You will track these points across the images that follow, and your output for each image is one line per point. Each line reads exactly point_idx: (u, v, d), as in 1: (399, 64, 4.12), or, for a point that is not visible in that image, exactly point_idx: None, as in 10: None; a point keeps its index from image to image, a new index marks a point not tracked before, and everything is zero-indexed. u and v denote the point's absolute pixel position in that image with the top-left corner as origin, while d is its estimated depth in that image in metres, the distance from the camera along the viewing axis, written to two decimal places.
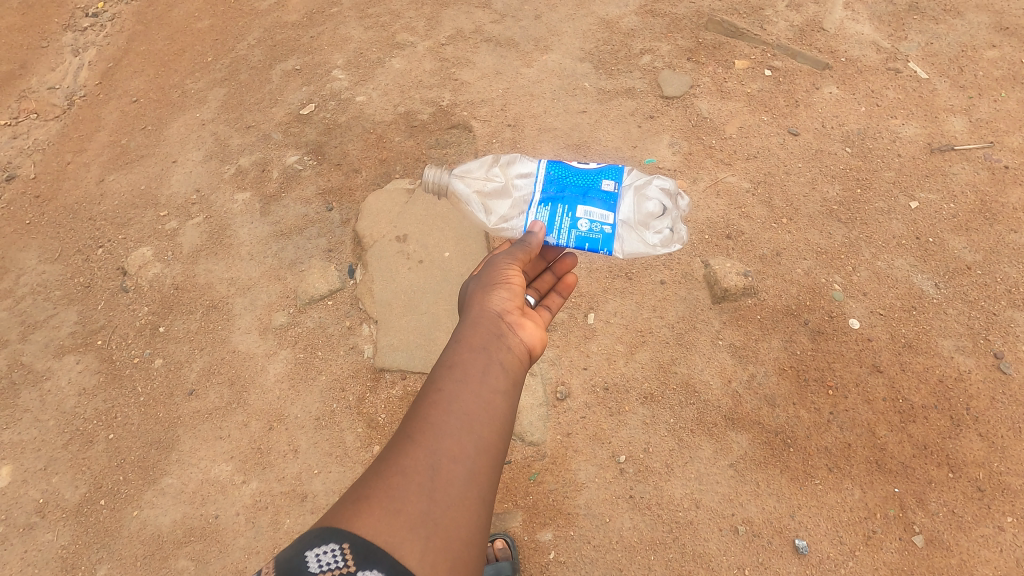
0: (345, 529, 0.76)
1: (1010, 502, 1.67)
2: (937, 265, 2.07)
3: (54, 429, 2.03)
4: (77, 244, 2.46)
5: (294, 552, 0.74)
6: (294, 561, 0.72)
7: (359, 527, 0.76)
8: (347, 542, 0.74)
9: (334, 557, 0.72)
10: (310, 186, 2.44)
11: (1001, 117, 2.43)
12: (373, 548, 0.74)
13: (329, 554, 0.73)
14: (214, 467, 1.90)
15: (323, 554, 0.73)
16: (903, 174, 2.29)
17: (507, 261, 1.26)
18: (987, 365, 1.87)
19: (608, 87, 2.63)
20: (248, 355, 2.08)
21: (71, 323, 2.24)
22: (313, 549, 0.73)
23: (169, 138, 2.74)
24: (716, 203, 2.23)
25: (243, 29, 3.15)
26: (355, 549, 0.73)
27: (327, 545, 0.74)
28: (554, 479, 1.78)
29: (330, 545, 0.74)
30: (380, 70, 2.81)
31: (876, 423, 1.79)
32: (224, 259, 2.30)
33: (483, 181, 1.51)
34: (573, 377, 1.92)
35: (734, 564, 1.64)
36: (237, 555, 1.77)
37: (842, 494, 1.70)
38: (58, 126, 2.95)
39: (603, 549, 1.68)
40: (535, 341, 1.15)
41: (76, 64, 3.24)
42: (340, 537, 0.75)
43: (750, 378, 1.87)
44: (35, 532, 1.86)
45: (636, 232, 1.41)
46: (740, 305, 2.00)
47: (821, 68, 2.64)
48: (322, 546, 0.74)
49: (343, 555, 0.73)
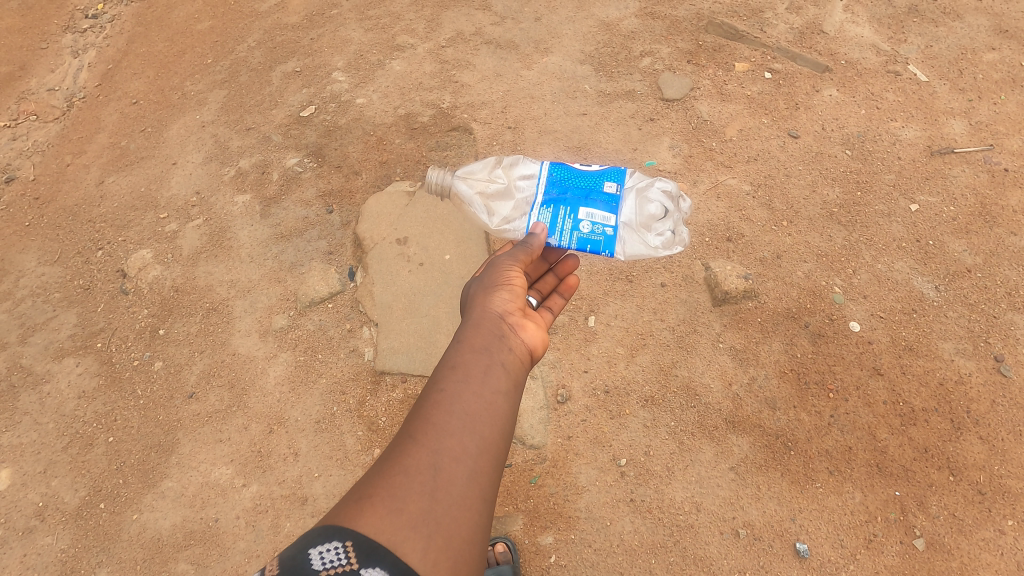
0: (348, 527, 0.76)
1: (1010, 506, 1.67)
2: (937, 268, 2.07)
3: (53, 432, 2.02)
4: (77, 246, 2.45)
5: (298, 549, 0.74)
6: (298, 559, 0.72)
7: (361, 526, 0.76)
8: (350, 540, 0.74)
9: (337, 554, 0.72)
10: (310, 189, 2.44)
11: (1000, 119, 2.44)
12: (375, 546, 0.74)
13: (332, 551, 0.73)
14: (214, 471, 1.90)
15: (327, 552, 0.73)
16: (903, 177, 2.29)
17: (509, 262, 1.26)
18: (987, 368, 1.87)
19: (608, 89, 2.63)
20: (248, 357, 2.08)
21: (71, 325, 2.24)
22: (317, 547, 0.73)
23: (169, 140, 2.74)
24: (716, 206, 2.23)
25: (243, 31, 3.15)
26: (358, 546, 0.73)
27: (330, 543, 0.74)
28: (554, 483, 1.78)
29: (334, 543, 0.74)
30: (380, 72, 2.81)
31: (876, 426, 1.79)
32: (224, 261, 2.30)
33: (486, 182, 1.50)
34: (573, 380, 1.92)
35: (735, 568, 1.64)
36: (237, 559, 1.77)
37: (843, 497, 1.70)
38: (58, 127, 2.95)
39: (603, 552, 1.69)
40: (537, 342, 1.15)
41: (77, 65, 3.23)
42: (344, 535, 0.75)
43: (750, 381, 1.87)
44: (35, 536, 1.86)
45: (638, 234, 1.40)
46: (741, 308, 2.00)
47: (821, 71, 2.64)
48: (325, 543, 0.74)
49: (346, 552, 0.73)
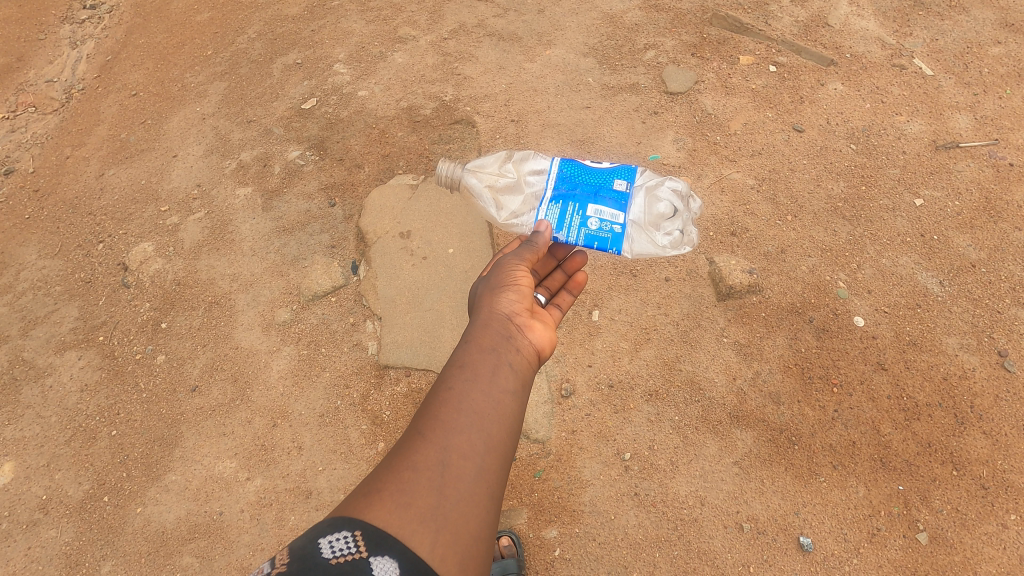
0: (357, 518, 0.76)
1: (1014, 500, 1.67)
2: (941, 263, 2.06)
3: (56, 425, 2.02)
4: (78, 238, 2.44)
5: (308, 539, 0.74)
6: (307, 548, 0.72)
7: (370, 518, 0.76)
8: (359, 530, 0.74)
9: (347, 543, 0.72)
10: (313, 182, 2.43)
11: (1006, 114, 2.42)
12: (385, 538, 0.74)
13: (341, 540, 0.72)
14: (218, 464, 1.90)
15: (336, 541, 0.72)
16: (907, 171, 2.28)
17: (517, 261, 1.25)
18: (991, 363, 1.87)
19: (611, 82, 2.62)
20: (251, 351, 2.07)
21: (72, 319, 2.23)
22: (326, 536, 0.73)
23: (169, 132, 2.72)
24: (721, 200, 2.22)
25: (244, 22, 3.13)
26: (366, 536, 0.73)
27: (340, 532, 0.73)
28: (559, 476, 1.78)
29: (343, 533, 0.73)
30: (382, 64, 2.79)
31: (880, 421, 1.79)
32: (226, 254, 2.29)
33: (496, 176, 1.52)
34: (578, 374, 1.92)
35: (740, 562, 1.64)
36: (241, 552, 1.75)
37: (847, 491, 1.70)
38: (56, 119, 2.93)
39: (608, 546, 1.68)
40: (544, 342, 1.14)
41: (74, 57, 3.21)
42: (353, 525, 0.74)
43: (755, 376, 1.87)
44: (38, 529, 1.85)
45: (646, 233, 1.41)
46: (745, 303, 2.00)
47: (826, 64, 2.63)
48: (335, 533, 0.74)
49: (355, 542, 0.72)
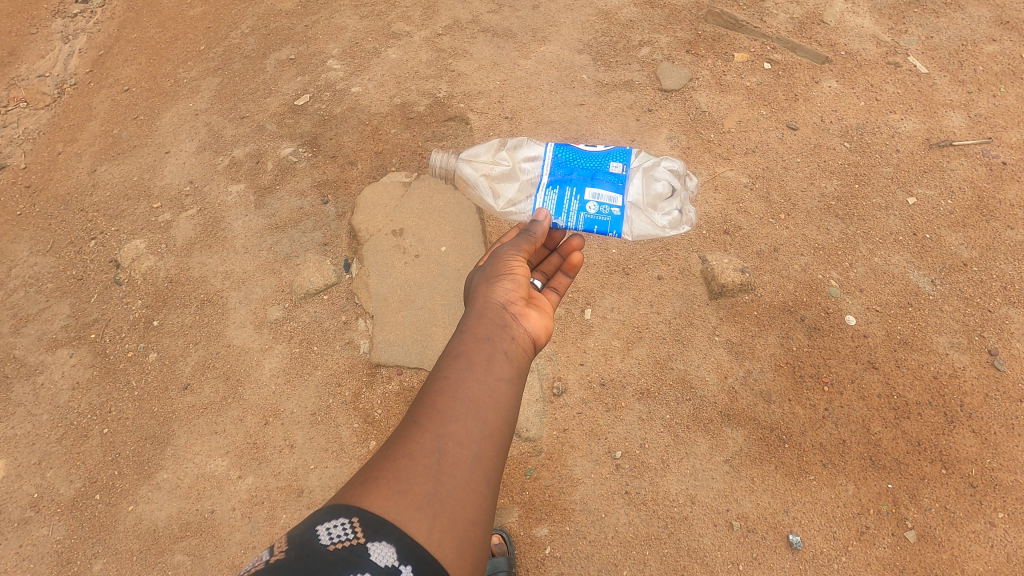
0: (355, 504, 0.76)
1: (1002, 498, 1.68)
2: (932, 261, 2.07)
3: (47, 423, 2.02)
4: (69, 236, 2.43)
5: (305, 527, 0.74)
6: (305, 535, 0.72)
7: (367, 505, 0.76)
8: (356, 516, 0.74)
9: (344, 529, 0.72)
10: (306, 179, 2.42)
11: (1000, 112, 2.42)
12: (383, 523, 0.74)
13: (339, 527, 0.73)
14: (209, 463, 1.90)
15: (334, 528, 0.73)
16: (900, 170, 2.28)
17: (512, 252, 1.25)
18: (982, 362, 1.87)
19: (606, 79, 2.61)
20: (243, 349, 2.07)
21: (64, 316, 2.23)
22: (324, 524, 0.74)
23: (162, 129, 2.70)
24: (714, 198, 2.22)
25: (237, 17, 3.11)
26: (364, 522, 0.74)
27: (337, 519, 0.74)
28: (550, 475, 1.78)
29: (340, 519, 0.74)
30: (375, 61, 2.78)
31: (870, 419, 1.80)
32: (218, 251, 2.29)
33: (490, 165, 1.51)
34: (569, 372, 1.92)
35: (729, 560, 1.64)
36: (233, 550, 1.76)
37: (836, 489, 1.71)
38: (48, 114, 2.91)
39: (598, 544, 1.68)
40: (540, 330, 1.13)
41: (66, 51, 3.18)
42: (350, 512, 0.75)
43: (746, 374, 1.88)
44: (29, 527, 1.85)
45: (645, 214, 1.41)
46: (737, 302, 2.01)
47: (820, 62, 2.62)
48: (332, 520, 0.74)
49: (352, 528, 0.73)
